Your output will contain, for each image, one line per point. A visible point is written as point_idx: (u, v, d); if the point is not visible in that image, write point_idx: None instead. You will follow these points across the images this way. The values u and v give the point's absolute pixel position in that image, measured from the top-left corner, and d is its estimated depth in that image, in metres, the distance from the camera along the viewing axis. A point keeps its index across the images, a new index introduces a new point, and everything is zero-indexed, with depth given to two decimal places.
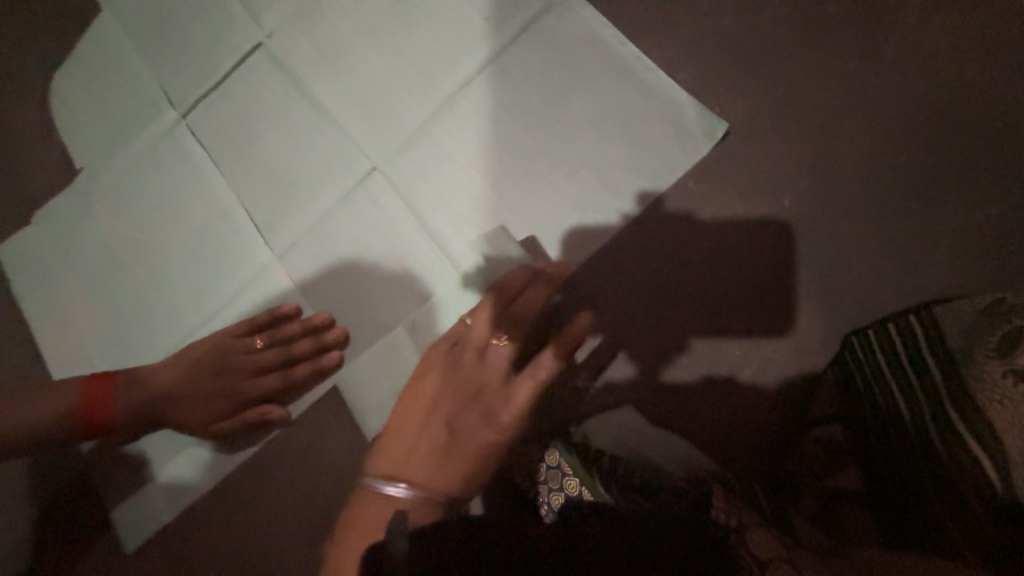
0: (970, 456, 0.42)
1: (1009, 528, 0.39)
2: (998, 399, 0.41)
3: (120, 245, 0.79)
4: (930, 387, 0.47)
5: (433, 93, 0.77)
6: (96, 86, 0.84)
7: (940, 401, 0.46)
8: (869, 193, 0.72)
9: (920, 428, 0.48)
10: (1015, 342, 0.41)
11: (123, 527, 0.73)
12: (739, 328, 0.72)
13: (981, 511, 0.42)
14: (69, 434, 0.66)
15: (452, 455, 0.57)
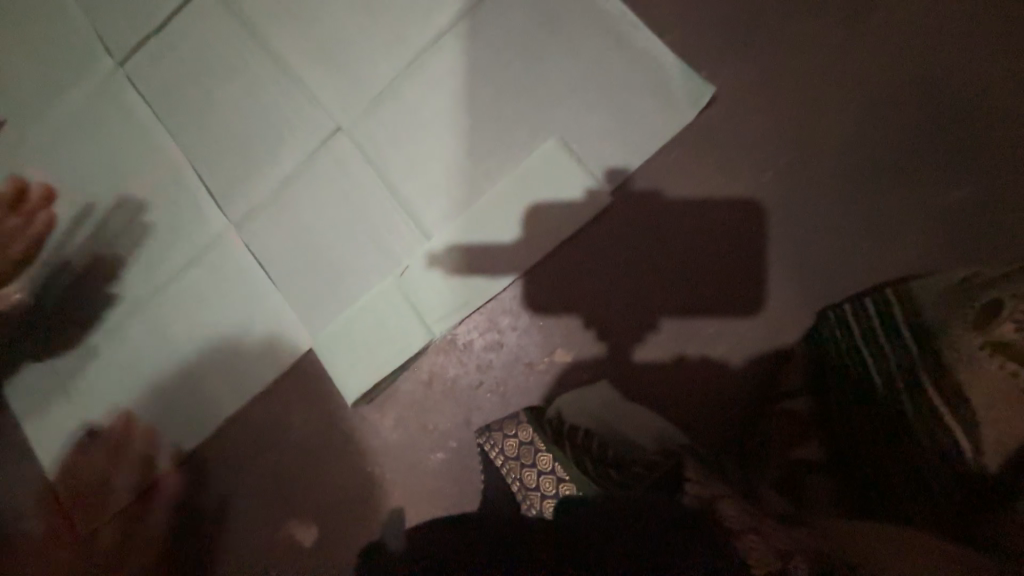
0: (942, 426, 0.43)
1: (977, 494, 0.41)
2: (974, 370, 0.41)
3: (61, 208, 0.72)
4: (905, 360, 0.47)
5: (398, 46, 0.68)
6: (21, 30, 0.75)
7: (913, 373, 0.46)
8: (864, 168, 0.67)
9: (891, 399, 0.48)
10: (993, 312, 0.41)
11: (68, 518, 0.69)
12: (721, 308, 0.67)
13: (947, 479, 0.43)
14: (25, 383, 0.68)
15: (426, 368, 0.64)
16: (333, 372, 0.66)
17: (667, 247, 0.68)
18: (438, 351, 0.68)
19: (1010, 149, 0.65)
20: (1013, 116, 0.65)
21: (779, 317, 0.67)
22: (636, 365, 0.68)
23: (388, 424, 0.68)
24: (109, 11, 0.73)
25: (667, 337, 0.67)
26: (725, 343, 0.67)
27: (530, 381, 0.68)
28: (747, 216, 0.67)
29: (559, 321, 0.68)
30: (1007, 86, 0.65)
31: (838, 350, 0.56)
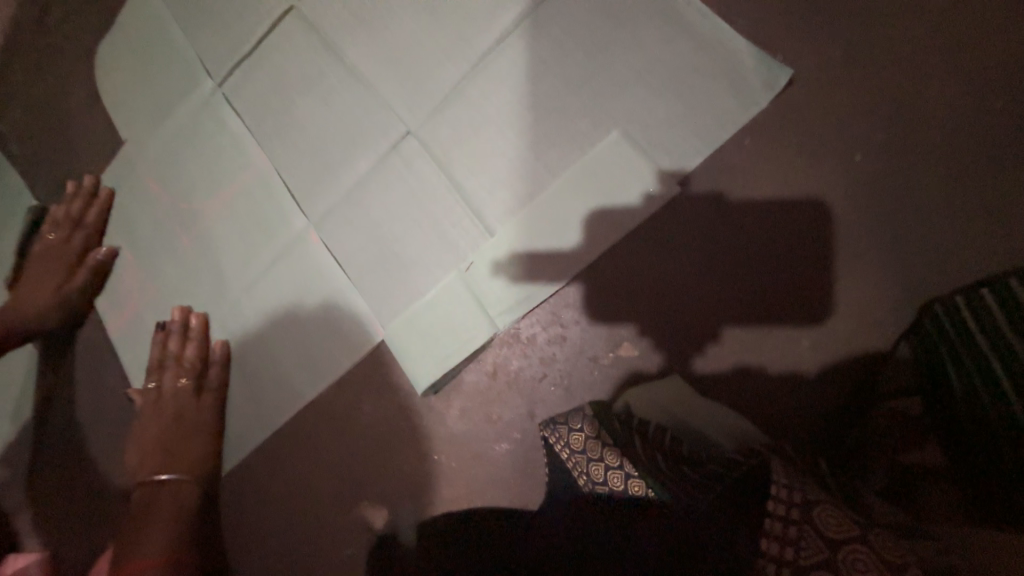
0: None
1: None
2: None
3: (170, 214, 0.81)
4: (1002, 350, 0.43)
5: (463, 50, 0.71)
6: (138, 60, 0.86)
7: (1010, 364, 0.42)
8: (962, 148, 0.61)
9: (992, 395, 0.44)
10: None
11: None
12: (802, 304, 0.63)
13: None
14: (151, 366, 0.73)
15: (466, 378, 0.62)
16: (402, 362, 0.68)
17: (739, 239, 0.65)
18: (501, 343, 0.69)
19: None
20: None
21: (867, 310, 0.62)
22: (708, 361, 0.64)
23: (454, 413, 0.70)
24: (210, 37, 0.82)
25: (738, 333, 0.64)
26: (807, 340, 0.63)
27: (595, 375, 0.67)
28: (828, 204, 0.63)
29: (624, 315, 0.67)
30: None
31: (950, 348, 0.50)
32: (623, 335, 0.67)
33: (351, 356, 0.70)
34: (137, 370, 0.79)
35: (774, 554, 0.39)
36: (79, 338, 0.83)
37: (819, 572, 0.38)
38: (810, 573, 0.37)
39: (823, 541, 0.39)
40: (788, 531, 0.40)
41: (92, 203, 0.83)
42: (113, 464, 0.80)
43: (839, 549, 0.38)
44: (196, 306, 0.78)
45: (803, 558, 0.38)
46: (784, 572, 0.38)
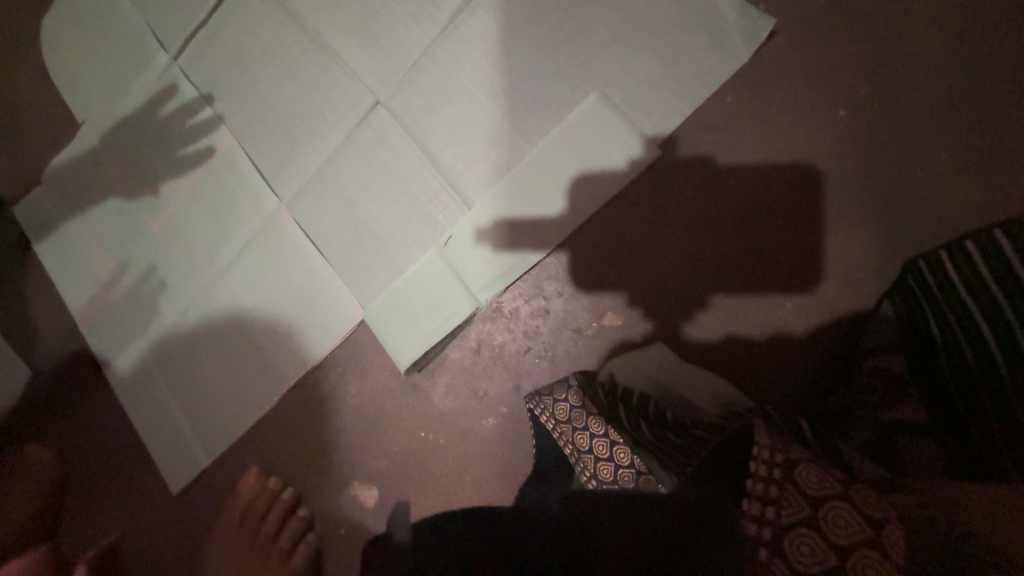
0: None
1: None
2: None
3: (134, 199, 0.77)
4: (990, 308, 0.45)
5: (431, 12, 0.67)
6: (87, 36, 0.80)
7: (1004, 322, 0.43)
8: (948, 99, 0.59)
9: (978, 351, 0.45)
10: None
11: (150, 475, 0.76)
12: (787, 267, 0.62)
13: None
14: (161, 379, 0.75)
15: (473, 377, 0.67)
16: (385, 342, 0.67)
17: (719, 202, 0.63)
18: (485, 319, 0.68)
19: None
20: None
21: (851, 270, 0.61)
22: (693, 331, 0.64)
23: (440, 391, 0.69)
24: (161, 8, 0.77)
25: (722, 300, 0.63)
26: (791, 304, 0.62)
27: (579, 346, 0.66)
28: (812, 166, 0.62)
29: (607, 285, 0.65)
30: None
31: (929, 302, 0.51)
32: (607, 305, 0.66)
33: (324, 344, 0.69)
34: (114, 361, 0.77)
35: (753, 514, 0.39)
36: (49, 333, 0.81)
37: (801, 528, 0.37)
38: (792, 530, 0.37)
39: (804, 498, 0.38)
40: (768, 491, 0.39)
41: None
42: (94, 460, 0.78)
43: (821, 505, 0.38)
44: (170, 293, 0.75)
45: (786, 516, 0.38)
46: (766, 531, 0.38)
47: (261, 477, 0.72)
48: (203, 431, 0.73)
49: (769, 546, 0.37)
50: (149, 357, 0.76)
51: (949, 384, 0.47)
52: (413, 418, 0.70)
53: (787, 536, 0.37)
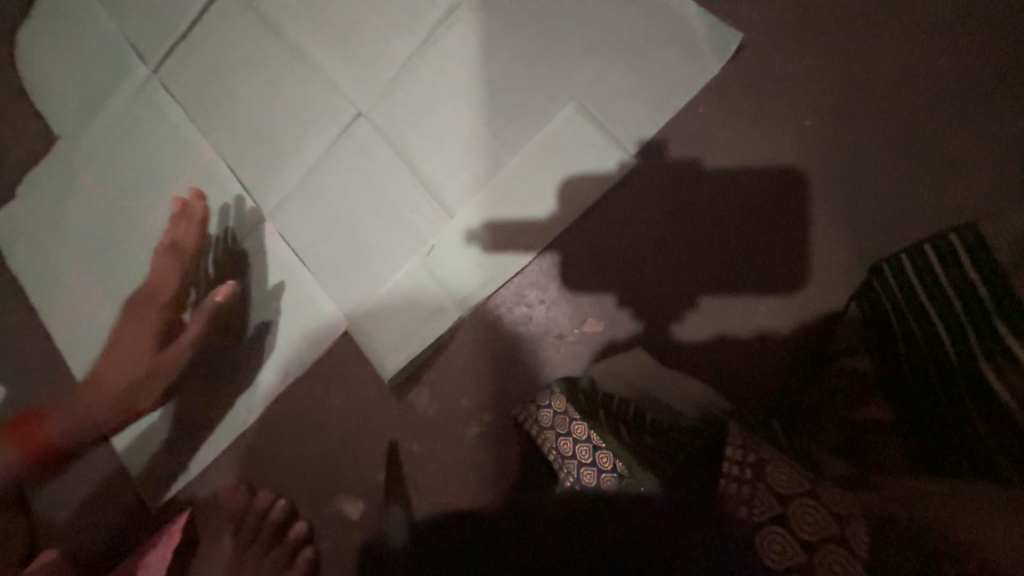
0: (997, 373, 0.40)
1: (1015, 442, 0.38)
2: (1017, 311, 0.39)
3: (113, 212, 0.77)
4: (950, 310, 0.45)
5: (410, 25, 0.68)
6: (62, 48, 0.79)
7: (961, 324, 0.43)
8: (907, 109, 0.62)
9: (934, 349, 0.46)
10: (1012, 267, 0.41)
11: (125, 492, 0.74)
12: (761, 271, 0.64)
13: (981, 424, 0.41)
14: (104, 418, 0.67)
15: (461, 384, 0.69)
16: (368, 352, 0.67)
17: (695, 210, 0.65)
18: (468, 327, 0.69)
19: None
20: None
21: (822, 273, 0.63)
22: (675, 333, 0.65)
23: (426, 400, 0.69)
24: (140, 21, 0.77)
25: (701, 303, 0.65)
26: (766, 307, 0.64)
27: (562, 352, 0.67)
28: (783, 173, 0.64)
29: (588, 291, 0.66)
30: None
31: (892, 304, 0.52)
32: (589, 311, 0.67)
33: (309, 354, 0.69)
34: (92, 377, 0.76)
35: (726, 513, 0.41)
36: (21, 349, 0.79)
37: (773, 523, 0.40)
38: (764, 526, 0.40)
39: (775, 497, 0.41)
40: (744, 490, 0.41)
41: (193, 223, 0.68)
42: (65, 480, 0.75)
43: (790, 502, 0.40)
44: None
45: (757, 515, 0.40)
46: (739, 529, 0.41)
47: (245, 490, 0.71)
48: (186, 443, 0.72)
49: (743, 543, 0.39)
50: None
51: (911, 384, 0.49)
52: (398, 427, 0.70)
53: (759, 533, 0.40)
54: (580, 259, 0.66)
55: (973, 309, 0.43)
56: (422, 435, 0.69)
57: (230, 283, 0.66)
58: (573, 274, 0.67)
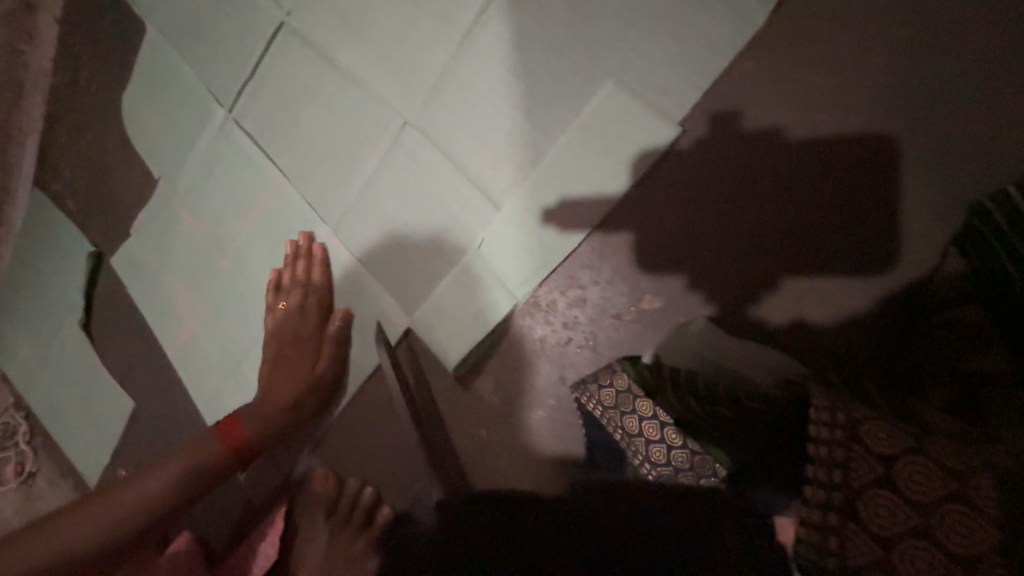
0: None
1: None
2: None
3: (206, 240, 0.87)
4: None
5: (446, 32, 0.71)
6: (156, 102, 0.91)
7: None
8: (996, 28, 0.55)
9: None
10: None
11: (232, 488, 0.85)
12: (834, 230, 0.60)
13: None
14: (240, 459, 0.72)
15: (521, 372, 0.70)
16: (432, 347, 0.71)
17: (768, 183, 0.61)
18: (524, 314, 0.70)
19: None
20: None
21: (902, 226, 0.58)
22: (751, 314, 0.63)
23: (488, 388, 0.72)
24: (215, 70, 0.87)
25: (781, 284, 0.61)
26: (842, 270, 0.60)
27: (621, 331, 0.66)
28: (866, 132, 0.59)
29: (642, 268, 0.65)
30: None
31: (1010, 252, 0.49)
32: (644, 287, 0.65)
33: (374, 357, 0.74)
34: (200, 386, 0.86)
35: (821, 480, 0.40)
36: (144, 364, 0.92)
37: (879, 489, 0.39)
38: (867, 492, 0.39)
39: (878, 458, 0.39)
40: (837, 455, 0.40)
41: (317, 263, 0.76)
42: None
43: (893, 463, 0.39)
44: (241, 320, 0.84)
45: (856, 479, 0.39)
46: (838, 497, 0.39)
47: (326, 479, 0.77)
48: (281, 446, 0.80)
49: (842, 512, 0.39)
50: (229, 378, 0.84)
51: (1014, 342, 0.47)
52: (464, 417, 0.73)
53: (863, 499, 0.39)
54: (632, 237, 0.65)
55: None
56: (486, 424, 0.72)
57: (345, 308, 0.74)
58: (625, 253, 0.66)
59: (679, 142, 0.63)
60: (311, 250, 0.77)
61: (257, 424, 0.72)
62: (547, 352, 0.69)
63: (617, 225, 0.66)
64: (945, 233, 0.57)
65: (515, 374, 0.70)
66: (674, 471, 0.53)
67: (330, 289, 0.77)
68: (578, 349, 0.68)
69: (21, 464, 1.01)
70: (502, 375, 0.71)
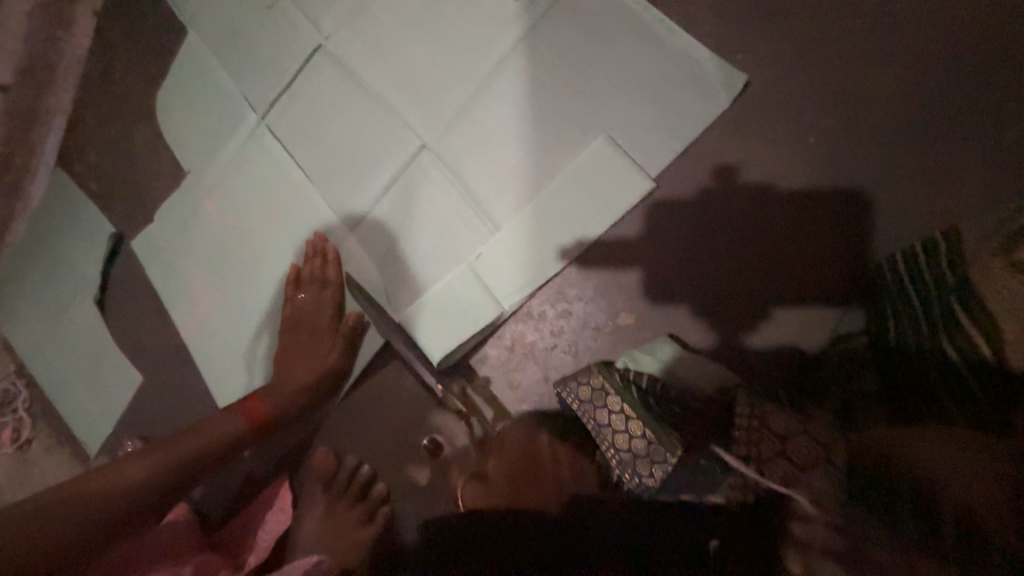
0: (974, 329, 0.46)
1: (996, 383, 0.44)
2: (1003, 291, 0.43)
3: (228, 232, 0.95)
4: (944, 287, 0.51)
5: (469, 74, 0.82)
6: (190, 100, 0.99)
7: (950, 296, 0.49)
8: (889, 127, 0.72)
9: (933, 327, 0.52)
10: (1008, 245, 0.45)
11: (236, 466, 0.91)
12: (772, 269, 0.74)
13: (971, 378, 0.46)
14: (255, 434, 0.79)
15: (511, 372, 0.81)
16: (420, 342, 0.81)
17: (750, 223, 0.75)
18: (517, 321, 0.81)
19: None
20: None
21: (822, 270, 0.73)
22: (724, 330, 0.75)
23: (481, 384, 0.82)
24: (252, 79, 0.95)
25: (744, 308, 0.74)
26: (781, 303, 0.74)
27: (598, 341, 0.78)
28: (800, 193, 0.74)
29: (619, 290, 0.78)
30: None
31: (896, 294, 0.61)
32: (620, 305, 0.78)
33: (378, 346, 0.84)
34: (211, 366, 0.93)
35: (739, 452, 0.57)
36: (158, 342, 0.99)
37: (774, 456, 0.56)
38: (769, 459, 0.56)
39: (776, 437, 0.57)
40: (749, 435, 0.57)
41: (331, 262, 0.84)
42: None
43: (785, 439, 0.57)
44: (256, 307, 0.91)
45: (759, 449, 0.56)
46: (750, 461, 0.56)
47: (330, 456, 0.86)
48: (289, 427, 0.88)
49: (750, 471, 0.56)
50: (241, 360, 0.91)
51: (921, 382, 0.54)
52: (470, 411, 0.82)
53: (764, 464, 0.57)
54: (614, 264, 0.78)
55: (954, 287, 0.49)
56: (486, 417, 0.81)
57: (358, 311, 0.83)
58: (607, 276, 0.78)
59: (655, 189, 0.76)
60: (325, 249, 0.85)
61: (277, 400, 0.80)
62: (534, 355, 0.80)
63: (598, 251, 0.78)
64: (851, 278, 0.72)
65: (507, 373, 0.81)
66: (632, 458, 0.60)
67: (342, 288, 0.85)
68: (561, 354, 0.79)
69: (16, 431, 1.03)
70: (494, 374, 0.82)
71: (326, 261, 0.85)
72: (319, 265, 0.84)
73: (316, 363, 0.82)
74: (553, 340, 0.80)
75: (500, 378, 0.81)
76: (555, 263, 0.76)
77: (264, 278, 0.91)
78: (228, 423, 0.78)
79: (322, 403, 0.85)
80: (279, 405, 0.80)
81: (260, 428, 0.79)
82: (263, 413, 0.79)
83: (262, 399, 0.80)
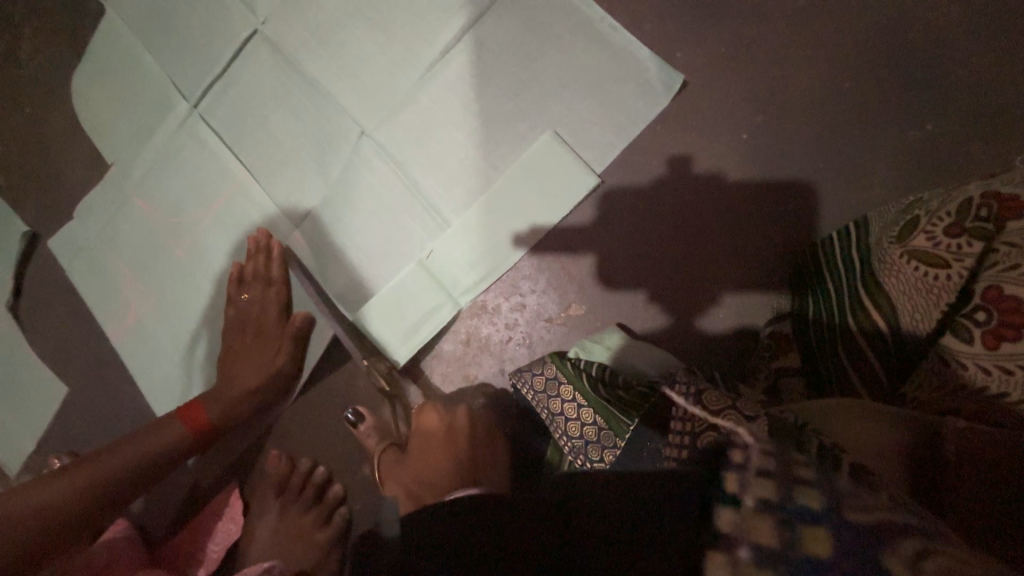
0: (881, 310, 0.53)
1: (889, 356, 0.52)
2: (898, 272, 0.52)
3: (161, 228, 0.89)
4: (856, 270, 0.58)
5: (414, 64, 0.80)
6: (110, 85, 0.91)
7: (863, 279, 0.56)
8: (820, 120, 0.75)
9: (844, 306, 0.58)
10: (906, 233, 0.53)
11: (180, 478, 0.87)
12: (714, 259, 0.77)
13: (871, 354, 0.54)
14: (196, 444, 0.75)
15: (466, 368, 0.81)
16: (380, 342, 0.79)
17: (692, 213, 0.77)
18: (471, 315, 0.81)
19: (942, 93, 0.73)
20: (944, 65, 0.73)
21: (759, 258, 0.76)
22: (669, 318, 0.77)
23: (436, 378, 0.82)
24: (180, 63, 0.89)
25: (687, 297, 0.77)
26: (723, 291, 0.76)
27: (551, 332, 0.80)
28: (740, 183, 0.76)
29: (570, 281, 0.79)
30: (940, 41, 0.73)
31: (814, 277, 0.66)
32: (572, 297, 0.79)
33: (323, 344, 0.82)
34: (145, 371, 0.88)
35: None
36: (84, 350, 0.91)
37: None
38: None
39: None
40: None
41: (274, 259, 0.81)
42: None
43: None
44: (195, 308, 0.86)
45: None
46: None
47: (281, 460, 0.83)
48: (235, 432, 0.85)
49: None
50: (179, 364, 0.86)
51: (829, 360, 0.59)
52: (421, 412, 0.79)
53: None
54: (565, 256, 0.79)
55: (864, 271, 0.57)
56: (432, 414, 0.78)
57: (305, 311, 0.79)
58: (559, 267, 0.79)
59: (602, 185, 0.78)
60: (269, 246, 0.81)
61: (221, 406, 0.77)
62: (489, 349, 0.81)
63: (551, 245, 0.79)
64: (787, 265, 0.75)
65: (462, 368, 0.82)
66: (585, 445, 0.58)
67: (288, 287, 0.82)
68: (516, 346, 0.80)
69: None
70: (450, 369, 0.82)
71: (270, 257, 0.81)
72: (263, 262, 0.81)
73: (266, 364, 0.79)
74: (508, 333, 0.80)
75: (455, 373, 0.82)
76: (509, 259, 0.77)
77: (202, 277, 0.86)
78: (166, 433, 0.74)
79: (271, 405, 0.82)
80: (225, 410, 0.77)
81: (204, 436, 0.76)
82: (206, 421, 0.75)
83: (203, 406, 0.76)
